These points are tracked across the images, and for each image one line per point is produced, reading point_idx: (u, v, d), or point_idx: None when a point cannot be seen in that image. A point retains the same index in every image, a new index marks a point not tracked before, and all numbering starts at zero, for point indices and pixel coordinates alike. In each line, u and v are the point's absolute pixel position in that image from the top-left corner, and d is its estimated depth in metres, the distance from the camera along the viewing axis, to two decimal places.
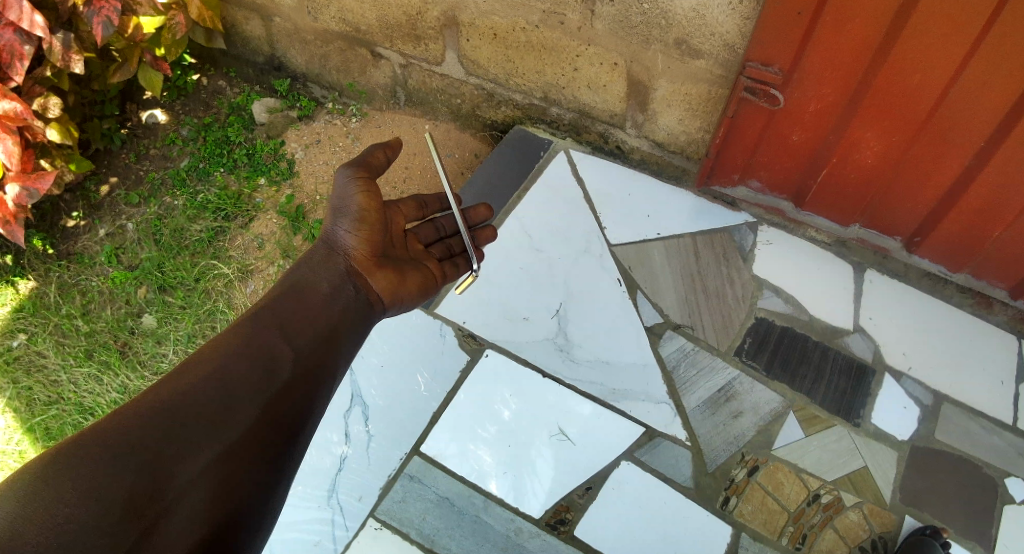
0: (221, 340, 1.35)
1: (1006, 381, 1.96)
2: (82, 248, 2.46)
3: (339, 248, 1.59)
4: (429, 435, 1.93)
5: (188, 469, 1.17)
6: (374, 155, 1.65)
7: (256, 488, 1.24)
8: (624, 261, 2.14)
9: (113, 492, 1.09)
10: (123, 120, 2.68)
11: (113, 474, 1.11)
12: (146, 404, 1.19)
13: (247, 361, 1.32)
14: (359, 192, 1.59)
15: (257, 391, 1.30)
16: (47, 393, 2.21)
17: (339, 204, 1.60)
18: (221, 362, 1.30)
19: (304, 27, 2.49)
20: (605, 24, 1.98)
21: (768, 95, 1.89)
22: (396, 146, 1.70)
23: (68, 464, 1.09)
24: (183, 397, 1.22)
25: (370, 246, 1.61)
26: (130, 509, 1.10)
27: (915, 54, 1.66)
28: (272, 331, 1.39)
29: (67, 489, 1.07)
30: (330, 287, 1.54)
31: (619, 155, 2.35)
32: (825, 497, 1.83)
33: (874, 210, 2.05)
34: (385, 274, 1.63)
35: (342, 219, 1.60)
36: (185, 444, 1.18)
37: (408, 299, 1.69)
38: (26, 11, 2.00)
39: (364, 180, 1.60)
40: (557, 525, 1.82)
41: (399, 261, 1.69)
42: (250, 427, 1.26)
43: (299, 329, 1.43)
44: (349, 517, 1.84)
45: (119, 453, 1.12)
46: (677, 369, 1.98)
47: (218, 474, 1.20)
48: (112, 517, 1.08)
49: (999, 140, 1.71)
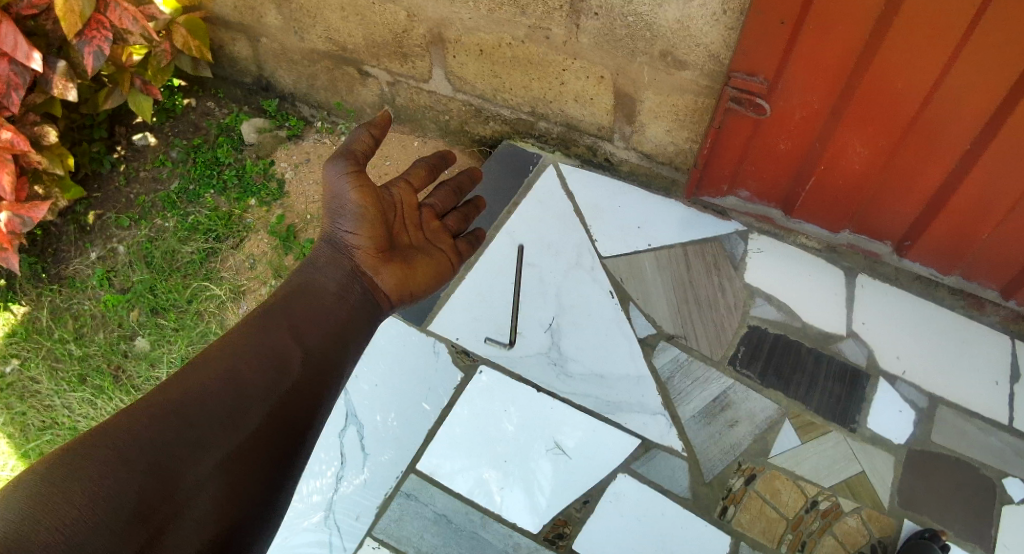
0: (231, 337, 1.31)
1: (1000, 381, 1.97)
2: (74, 272, 2.45)
3: (344, 248, 1.57)
4: (424, 452, 1.92)
5: (194, 471, 1.13)
6: (359, 141, 1.62)
7: (263, 490, 1.21)
8: (616, 273, 2.14)
9: (121, 493, 1.06)
10: (112, 143, 2.68)
11: (121, 475, 1.08)
12: (157, 410, 1.15)
13: (258, 361, 1.27)
14: (353, 188, 1.57)
15: (268, 389, 1.26)
16: (42, 418, 2.20)
17: (335, 204, 1.58)
18: (233, 362, 1.26)
19: (291, 47, 2.50)
20: (590, 38, 1.99)
21: (755, 105, 1.90)
22: (382, 122, 1.65)
23: (78, 463, 1.07)
24: (195, 400, 1.19)
25: (376, 243, 1.58)
26: (138, 511, 1.07)
27: (898, 59, 1.67)
28: (284, 332, 1.34)
29: (76, 491, 1.04)
30: (341, 285, 1.51)
31: (608, 167, 2.35)
32: (822, 503, 1.83)
33: (861, 216, 2.06)
34: (393, 267, 1.60)
35: (343, 219, 1.58)
36: (191, 446, 1.15)
37: (425, 285, 1.69)
38: (23, 45, 2.01)
39: (357, 174, 1.58)
40: (556, 540, 1.81)
41: (409, 250, 1.68)
42: (262, 423, 1.23)
43: (312, 330, 1.38)
44: (347, 537, 1.83)
45: (129, 454, 1.10)
46: (671, 380, 1.98)
47: (224, 478, 1.16)
48: (119, 521, 1.05)
49: (986, 140, 1.72)
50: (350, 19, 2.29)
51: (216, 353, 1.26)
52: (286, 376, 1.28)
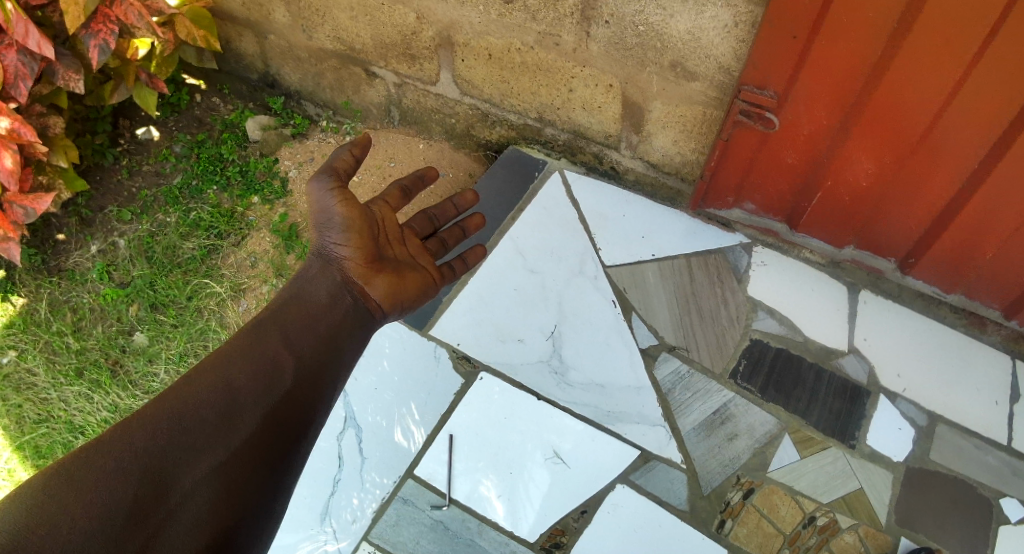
0: (224, 347, 1.30)
1: (1000, 401, 1.97)
2: (73, 264, 2.43)
3: (334, 259, 1.56)
4: (422, 458, 1.91)
5: (188, 475, 1.13)
6: (341, 158, 1.63)
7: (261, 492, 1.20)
8: (619, 282, 2.14)
9: (114, 499, 1.06)
10: (116, 136, 2.66)
11: (116, 482, 1.07)
12: (150, 415, 1.15)
13: (249, 371, 1.26)
14: (338, 201, 1.58)
15: (263, 391, 1.25)
16: (38, 410, 2.19)
17: (322, 218, 1.58)
18: (227, 372, 1.25)
19: (298, 44, 2.48)
20: (601, 46, 1.98)
21: (763, 118, 1.89)
22: (363, 142, 1.66)
23: (75, 468, 1.06)
24: (185, 407, 1.18)
25: (364, 253, 1.57)
26: (132, 516, 1.06)
27: (907, 76, 1.67)
28: (275, 339, 1.33)
29: (71, 500, 1.04)
30: (331, 296, 1.49)
31: (613, 176, 2.35)
32: (820, 520, 1.83)
33: (866, 233, 2.06)
34: (384, 277, 1.60)
35: (330, 231, 1.57)
36: (190, 449, 1.15)
37: (408, 301, 1.65)
38: (34, 34, 1.99)
39: (341, 189, 1.59)
40: (552, 549, 1.81)
41: (398, 263, 1.68)
42: (256, 429, 1.22)
43: (305, 336, 1.38)
44: (343, 541, 1.83)
45: (124, 462, 1.09)
46: (672, 392, 1.98)
47: (222, 480, 1.16)
48: (112, 527, 1.04)
49: (993, 161, 1.72)
50: (359, 19, 2.28)
51: (208, 363, 1.25)
52: (279, 379, 1.28)
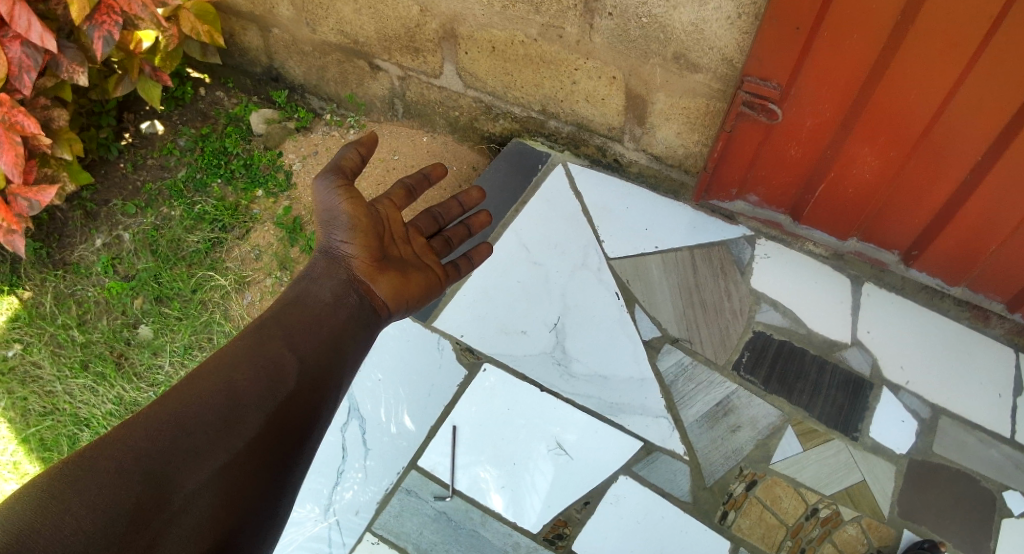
0: (226, 350, 1.30)
1: (1003, 394, 1.96)
2: (78, 258, 2.44)
3: (340, 256, 1.57)
4: (425, 449, 1.92)
5: (190, 478, 1.12)
6: (346, 157, 1.62)
7: (266, 488, 1.20)
8: (622, 275, 2.14)
9: (115, 502, 1.05)
10: (120, 130, 2.67)
11: (118, 486, 1.07)
12: (152, 418, 1.15)
13: (251, 373, 1.27)
14: (343, 201, 1.58)
15: (263, 396, 1.25)
16: (42, 403, 2.20)
17: (327, 216, 1.59)
18: (227, 375, 1.25)
19: (302, 38, 2.49)
20: (604, 38, 1.98)
21: (767, 111, 1.89)
22: (369, 141, 1.66)
23: (76, 470, 1.07)
24: (186, 410, 1.18)
25: (369, 253, 1.59)
26: (133, 521, 1.05)
27: (911, 70, 1.67)
28: (278, 341, 1.34)
29: (72, 501, 1.03)
30: (334, 294, 1.51)
31: (616, 168, 2.35)
32: (823, 511, 1.83)
33: (870, 225, 2.06)
34: (389, 275, 1.61)
35: (336, 230, 1.58)
36: (191, 453, 1.14)
37: (412, 302, 1.65)
38: (37, 26, 2.00)
39: (346, 188, 1.59)
40: (555, 540, 1.81)
41: (402, 262, 1.67)
42: (258, 431, 1.22)
43: (305, 338, 1.38)
44: (346, 533, 1.84)
45: (125, 464, 1.09)
46: (674, 383, 1.98)
47: (223, 486, 1.15)
48: (112, 532, 1.03)
49: (995, 156, 1.71)
50: (362, 12, 2.28)
51: (211, 364, 1.26)
52: (280, 385, 1.28)
